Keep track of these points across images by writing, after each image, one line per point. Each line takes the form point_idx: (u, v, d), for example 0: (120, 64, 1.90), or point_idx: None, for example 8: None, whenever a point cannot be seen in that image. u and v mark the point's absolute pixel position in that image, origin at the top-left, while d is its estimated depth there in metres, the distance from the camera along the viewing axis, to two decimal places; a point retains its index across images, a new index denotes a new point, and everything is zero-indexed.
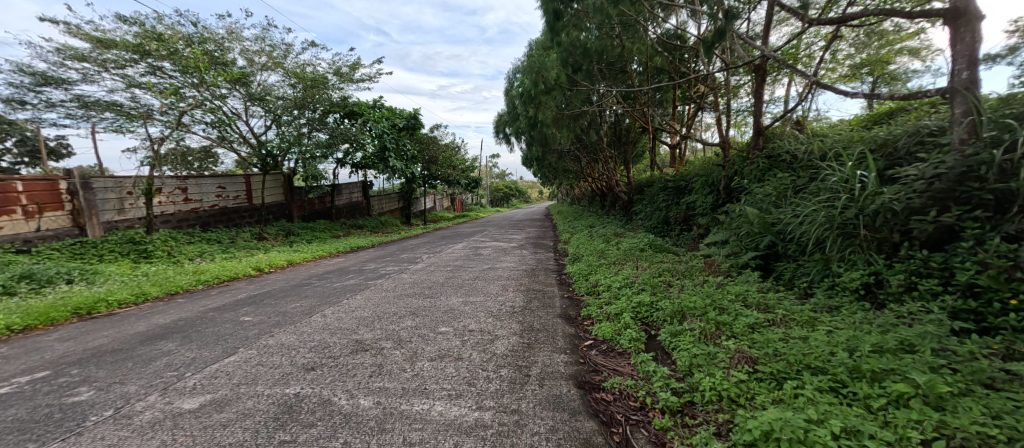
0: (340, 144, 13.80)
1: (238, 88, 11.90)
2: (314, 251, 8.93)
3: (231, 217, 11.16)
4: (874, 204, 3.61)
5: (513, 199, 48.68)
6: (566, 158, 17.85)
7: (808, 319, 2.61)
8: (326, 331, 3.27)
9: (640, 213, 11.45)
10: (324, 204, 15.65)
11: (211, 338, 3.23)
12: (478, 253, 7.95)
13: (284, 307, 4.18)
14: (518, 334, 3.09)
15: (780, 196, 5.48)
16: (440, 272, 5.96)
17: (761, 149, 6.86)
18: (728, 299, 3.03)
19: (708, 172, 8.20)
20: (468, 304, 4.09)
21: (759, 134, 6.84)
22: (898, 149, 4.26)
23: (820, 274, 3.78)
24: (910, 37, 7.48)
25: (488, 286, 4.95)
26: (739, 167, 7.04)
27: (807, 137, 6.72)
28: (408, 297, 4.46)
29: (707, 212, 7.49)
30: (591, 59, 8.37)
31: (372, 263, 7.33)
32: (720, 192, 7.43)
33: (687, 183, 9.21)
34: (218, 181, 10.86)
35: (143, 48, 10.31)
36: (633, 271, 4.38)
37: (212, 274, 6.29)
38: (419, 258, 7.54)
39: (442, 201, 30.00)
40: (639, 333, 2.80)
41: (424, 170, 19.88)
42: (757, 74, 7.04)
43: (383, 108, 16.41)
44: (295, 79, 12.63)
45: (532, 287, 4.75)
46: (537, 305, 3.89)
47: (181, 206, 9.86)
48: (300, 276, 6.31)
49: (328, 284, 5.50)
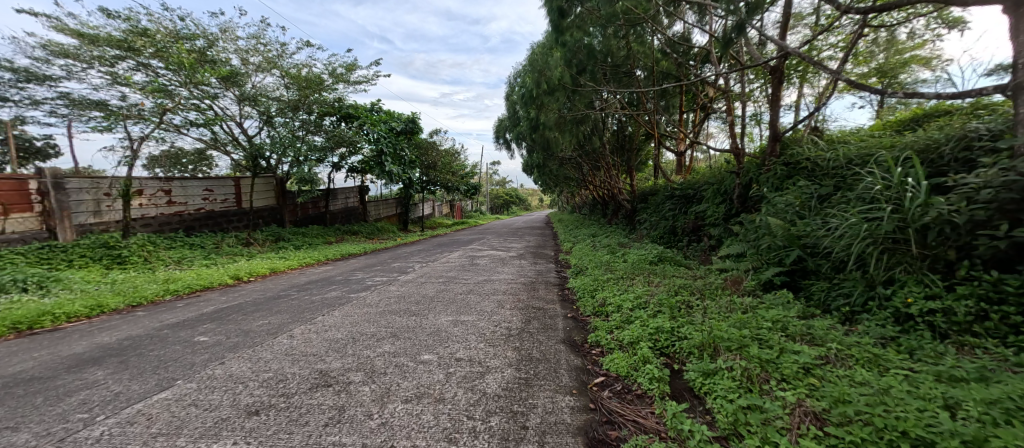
0: (335, 147, 13.38)
1: (230, 89, 11.48)
2: (301, 259, 8.43)
3: (219, 222, 10.68)
4: (926, 215, 3.13)
5: (513, 206, 48.37)
6: (568, 165, 17.42)
7: (870, 358, 2.14)
8: (288, 357, 2.78)
9: (644, 222, 11.01)
10: (318, 209, 15.18)
11: (149, 365, 2.73)
12: (474, 263, 7.45)
13: (249, 325, 3.68)
14: (514, 366, 2.60)
15: (804, 206, 5.01)
16: (431, 285, 5.46)
17: (777, 155, 6.44)
18: (765, 327, 2.54)
19: (719, 180, 7.75)
20: (458, 323, 3.60)
21: (775, 140, 6.43)
22: (942, 156, 3.81)
23: (863, 297, 3.29)
24: (926, 43, 7.16)
25: (482, 301, 4.45)
26: (754, 174, 6.57)
27: (827, 143, 6.28)
28: (392, 313, 3.97)
29: (719, 222, 7.05)
30: (596, 59, 7.94)
31: (361, 272, 6.83)
32: (734, 201, 6.97)
33: (696, 191, 8.75)
34: (205, 184, 10.42)
35: (131, 45, 9.92)
36: (645, 288, 3.91)
37: (183, 283, 5.79)
38: (411, 268, 7.05)
39: (441, 208, 29.64)
40: (661, 369, 2.30)
41: (423, 175, 19.44)
42: (774, 76, 6.59)
43: (381, 111, 16.02)
44: (289, 80, 12.20)
45: (532, 304, 4.26)
46: (536, 328, 3.38)
47: (163, 209, 9.38)
48: (279, 287, 5.81)
49: (308, 296, 5.01)
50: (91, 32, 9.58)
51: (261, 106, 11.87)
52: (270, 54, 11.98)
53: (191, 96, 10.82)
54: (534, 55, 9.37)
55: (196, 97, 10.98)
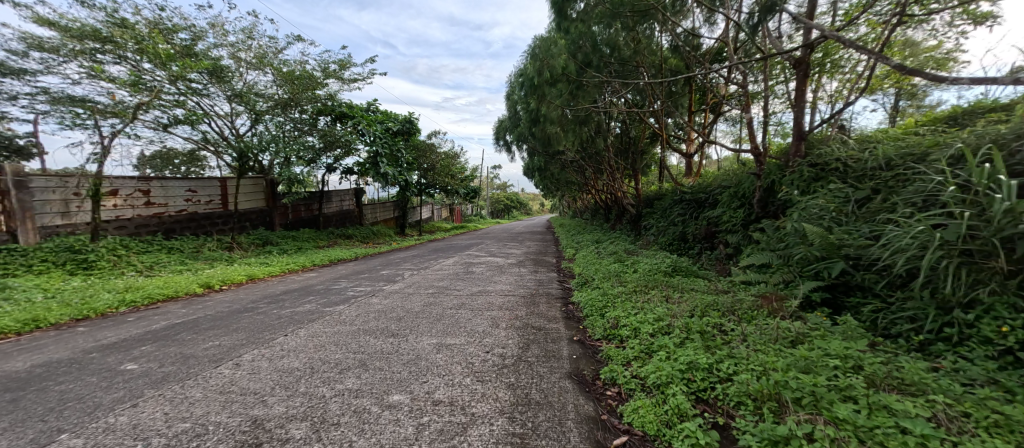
0: (329, 148, 12.86)
1: (216, 84, 10.82)
2: (284, 265, 7.83)
3: (202, 224, 10.10)
4: (1017, 224, 2.57)
5: (513, 210, 47.87)
6: (570, 168, 16.87)
7: (997, 421, 1.59)
8: (222, 398, 2.20)
9: (651, 227, 10.44)
10: (311, 211, 14.63)
11: (43, 407, 2.16)
12: (470, 271, 6.85)
13: (194, 347, 3.10)
14: (506, 415, 2.02)
15: (841, 210, 4.45)
16: (418, 297, 4.87)
17: (802, 155, 5.90)
18: (834, 368, 1.97)
19: (735, 183, 7.15)
20: (443, 348, 3.02)
21: (801, 139, 5.89)
22: (1014, 153, 3.26)
23: (936, 323, 2.72)
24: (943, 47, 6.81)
25: (474, 318, 3.86)
26: (777, 176, 6.01)
27: (857, 142, 5.76)
28: (369, 333, 3.39)
29: (736, 229, 6.47)
30: (603, 53, 7.39)
31: (345, 281, 6.23)
32: (753, 205, 6.38)
33: (708, 195, 8.15)
34: (189, 184, 9.85)
35: (109, 37, 9.18)
36: (665, 308, 3.34)
37: (143, 292, 5.21)
38: (399, 276, 6.46)
39: (440, 212, 29.09)
40: (706, 429, 1.73)
41: (421, 178, 18.88)
42: (800, 69, 6.02)
43: (377, 112, 15.51)
44: (280, 77, 11.63)
45: (531, 322, 3.66)
46: (536, 356, 2.81)
47: (141, 211, 8.82)
48: (250, 297, 5.22)
49: (277, 308, 4.42)
50: (69, 23, 8.90)
51: (250, 104, 11.29)
52: (260, 50, 11.43)
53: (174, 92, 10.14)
54: (536, 49, 8.81)
55: (180, 93, 10.32)
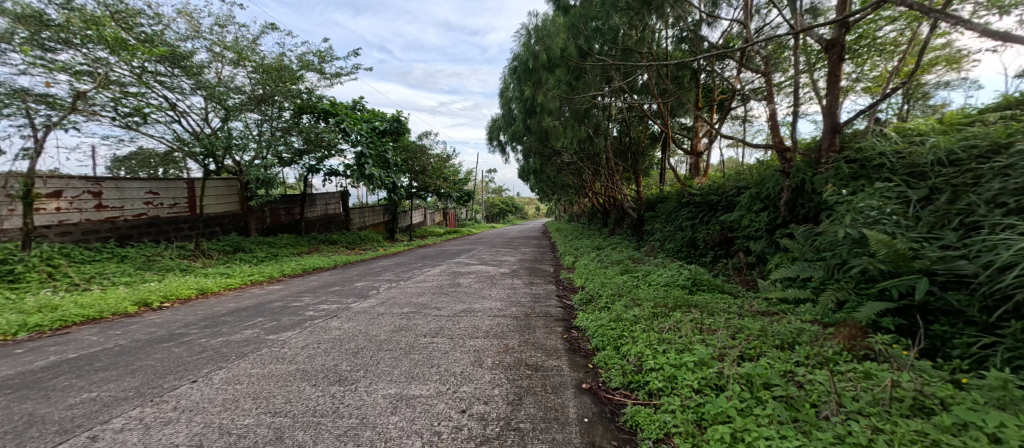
0: (310, 148, 12.03)
1: (180, 76, 9.78)
2: (246, 276, 6.92)
3: (165, 230, 9.13)
4: None
5: (508, 215, 47.22)
6: (567, 170, 16.11)
7: None
8: None
9: (655, 232, 9.70)
10: (292, 216, 13.72)
11: None
12: (456, 284, 6.02)
13: (58, 405, 2.25)
14: None
15: (902, 213, 3.68)
16: (389, 318, 4.02)
17: (837, 150, 5.16)
18: None
19: (754, 183, 6.37)
20: (407, 401, 2.21)
21: (834, 132, 5.14)
22: None
23: None
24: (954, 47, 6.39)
25: (454, 350, 3.04)
26: (807, 174, 5.23)
27: (900, 135, 5.03)
28: (306, 377, 2.53)
29: (758, 234, 5.72)
30: (607, 37, 6.57)
31: (309, 297, 5.36)
32: (778, 208, 5.62)
33: (721, 197, 7.37)
34: (148, 185, 8.91)
35: (56, 20, 7.80)
36: (703, 343, 2.53)
37: (57, 313, 4.32)
38: (375, 290, 5.63)
39: (432, 216, 28.34)
40: None
41: (412, 182, 18.05)
42: (833, 51, 5.09)
43: (364, 110, 14.66)
44: (253, 69, 10.64)
45: (525, 359, 2.84)
46: (532, 421, 1.99)
47: (91, 216, 7.90)
48: (187, 318, 4.35)
49: (207, 336, 3.53)
50: (10, 5, 7.46)
51: (218, 97, 10.19)
52: (230, 39, 10.37)
53: (128, 83, 8.96)
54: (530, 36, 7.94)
55: (137, 84, 9.13)
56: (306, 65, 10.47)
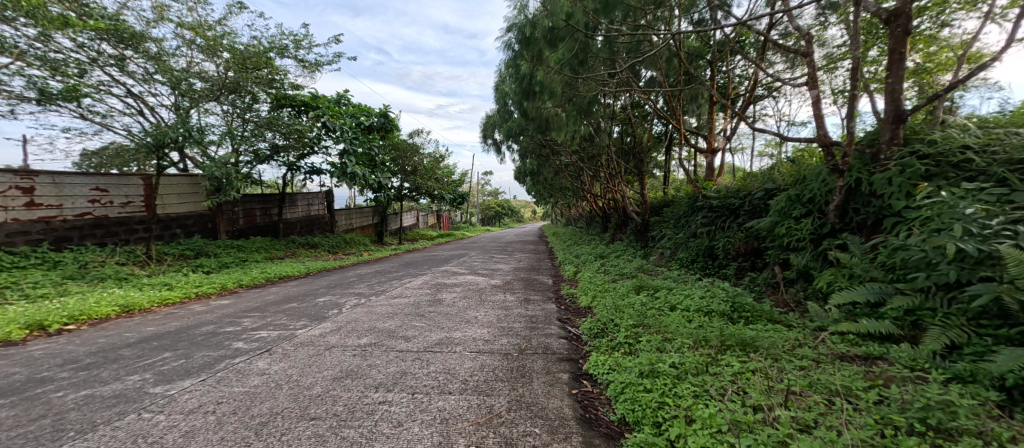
0: (288, 144, 10.93)
1: (133, 57, 8.58)
2: (192, 287, 5.86)
3: (114, 231, 8.07)
4: None
5: (504, 218, 46.29)
6: (566, 172, 15.19)
7: None
8: None
9: (665, 238, 8.79)
10: (270, 217, 12.67)
11: None
12: (437, 301, 5.01)
13: None
14: None
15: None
16: (338, 355, 3.02)
17: (901, 143, 4.23)
18: None
19: (790, 184, 5.44)
20: None
21: (898, 121, 4.21)
22: None
23: None
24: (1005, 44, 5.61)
25: (415, 420, 2.06)
26: (864, 173, 4.30)
27: (980, 126, 4.11)
28: None
29: (800, 245, 4.80)
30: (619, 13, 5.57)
31: (252, 317, 4.32)
32: (824, 215, 4.70)
33: (745, 201, 6.44)
34: (95, 180, 7.85)
35: None
36: (808, 437, 1.60)
37: None
38: (338, 309, 4.62)
39: (425, 219, 27.34)
40: None
41: (402, 183, 17.05)
42: (900, 22, 4.13)
43: (349, 104, 13.59)
44: (220, 54, 9.47)
45: (518, 441, 1.87)
46: None
47: (19, 215, 6.83)
48: (73, 351, 3.29)
49: (72, 387, 2.51)
50: None
51: (175, 79, 8.91)
52: (193, 18, 9.23)
53: (63, 61, 7.60)
54: None
55: (76, 63, 7.78)
56: (281, 51, 9.45)
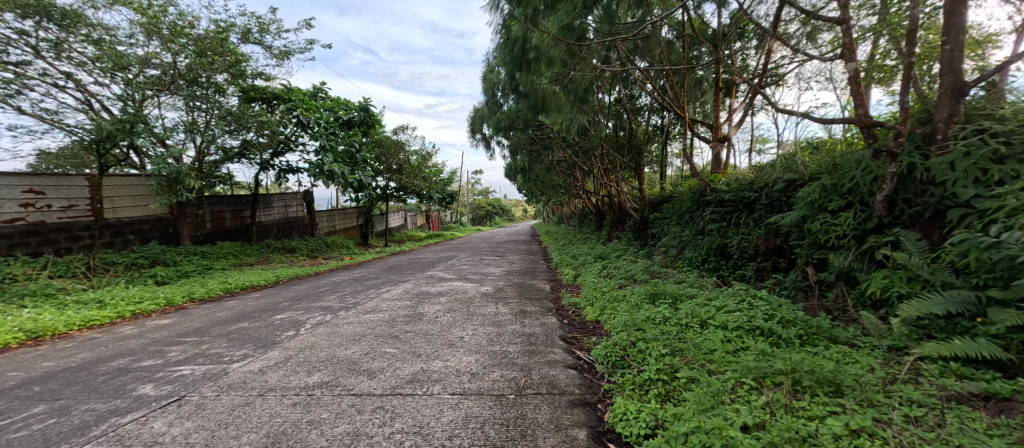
0: (257, 141, 10.03)
1: (72, 42, 7.62)
2: (130, 304, 5.00)
3: (53, 238, 7.15)
4: None
5: (494, 217, 45.38)
6: (559, 168, 14.44)
7: None
8: None
9: (668, 235, 8.11)
10: (243, 220, 11.74)
11: None
12: (417, 316, 4.23)
13: None
14: None
15: None
16: (273, 405, 2.25)
17: (961, 121, 3.56)
18: None
19: (820, 173, 4.76)
20: None
21: (960, 94, 3.50)
22: None
23: None
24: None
25: None
26: (919, 158, 3.61)
27: None
28: None
29: (839, 243, 4.12)
30: None
31: (186, 344, 3.51)
32: (868, 207, 4.01)
33: (764, 193, 5.75)
34: (28, 181, 6.92)
35: None
36: None
37: None
38: (295, 330, 3.80)
39: (413, 220, 26.34)
40: None
41: (387, 182, 16.17)
42: None
43: (327, 97, 12.65)
44: (175, 40, 8.53)
45: None
46: None
47: None
48: None
49: None
50: None
51: (120, 65, 7.89)
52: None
53: None
54: None
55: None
56: (244, 36, 8.55)
